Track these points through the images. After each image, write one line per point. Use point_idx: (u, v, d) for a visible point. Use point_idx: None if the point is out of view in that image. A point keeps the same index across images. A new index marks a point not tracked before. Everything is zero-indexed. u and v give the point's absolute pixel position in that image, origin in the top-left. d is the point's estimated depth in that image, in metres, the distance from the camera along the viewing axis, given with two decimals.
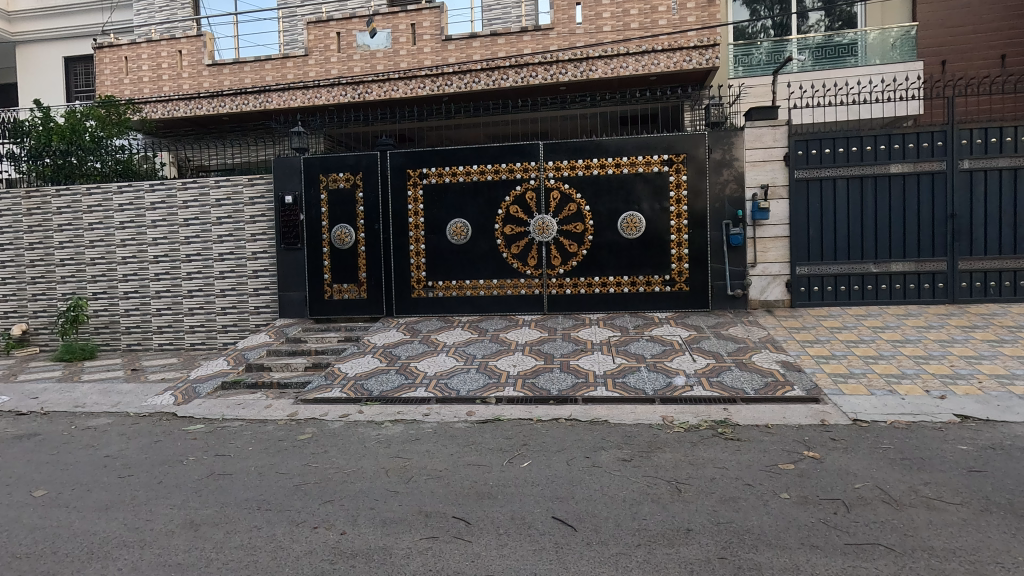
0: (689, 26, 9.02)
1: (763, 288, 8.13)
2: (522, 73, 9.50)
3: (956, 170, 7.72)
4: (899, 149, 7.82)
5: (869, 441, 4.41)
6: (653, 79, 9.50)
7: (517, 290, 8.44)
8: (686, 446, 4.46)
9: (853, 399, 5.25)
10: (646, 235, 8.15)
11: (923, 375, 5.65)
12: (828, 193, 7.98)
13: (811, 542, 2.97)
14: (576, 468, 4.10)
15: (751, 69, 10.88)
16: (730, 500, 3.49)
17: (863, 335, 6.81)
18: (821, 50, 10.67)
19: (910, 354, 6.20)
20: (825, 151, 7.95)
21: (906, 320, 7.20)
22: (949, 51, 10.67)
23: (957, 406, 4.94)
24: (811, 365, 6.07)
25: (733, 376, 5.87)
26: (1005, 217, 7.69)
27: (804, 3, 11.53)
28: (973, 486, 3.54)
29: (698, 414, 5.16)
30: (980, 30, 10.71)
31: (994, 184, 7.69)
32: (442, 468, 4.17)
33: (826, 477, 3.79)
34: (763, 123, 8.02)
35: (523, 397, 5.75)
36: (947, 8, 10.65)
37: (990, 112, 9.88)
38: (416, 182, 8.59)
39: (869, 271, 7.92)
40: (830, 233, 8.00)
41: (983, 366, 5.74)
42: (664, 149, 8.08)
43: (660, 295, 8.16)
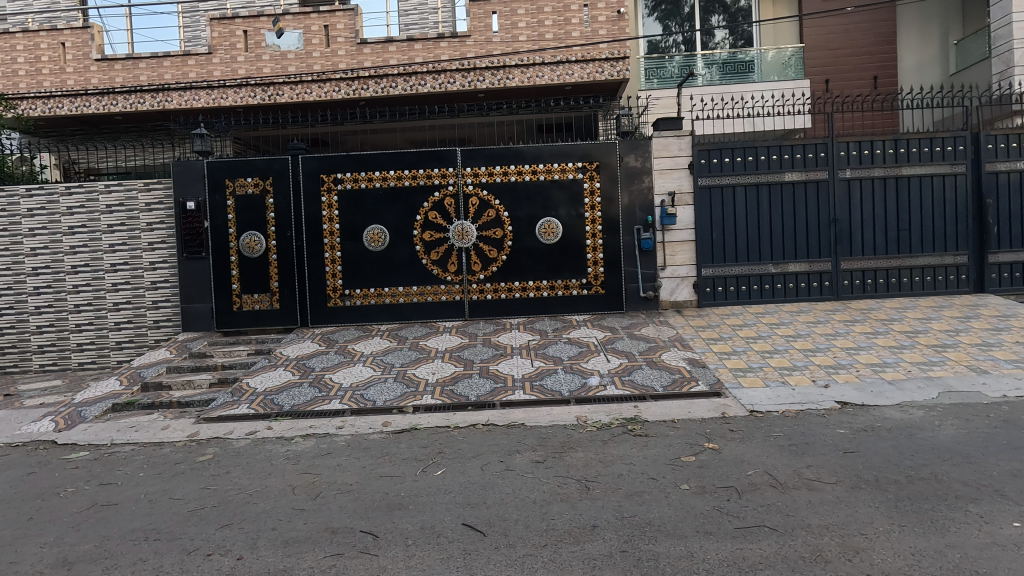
0: (601, 38, 9.32)
1: (673, 290, 8.56)
2: (440, 79, 9.49)
3: (837, 179, 8.50)
4: (788, 159, 8.51)
5: (762, 430, 4.75)
6: (568, 88, 9.76)
7: (437, 296, 8.38)
8: (597, 444, 4.60)
9: (751, 391, 5.63)
10: (564, 240, 8.36)
11: (811, 366, 6.17)
12: (728, 200, 8.54)
13: (705, 529, 3.15)
14: (490, 472, 4.12)
15: (664, 81, 11.45)
16: (635, 494, 3.64)
17: (761, 332, 7.33)
18: (726, 65, 11.37)
19: (801, 348, 6.73)
20: (724, 161, 8.52)
21: (798, 317, 7.82)
22: (832, 72, 11.80)
23: (839, 394, 5.43)
24: (714, 361, 6.46)
25: (644, 375, 6.14)
26: (879, 222, 8.53)
27: (709, 21, 12.29)
28: (848, 466, 3.90)
29: (611, 412, 5.35)
30: (858, 52, 11.87)
31: (868, 192, 8.53)
32: (353, 482, 4.06)
33: (723, 466, 4.03)
34: (669, 134, 8.47)
35: (441, 405, 5.70)
36: (829, 33, 11.79)
37: (866, 126, 11.00)
38: (331, 188, 8.34)
39: (766, 271, 8.55)
40: (731, 237, 8.57)
41: (861, 356, 6.35)
42: (578, 157, 8.34)
43: (578, 299, 8.39)
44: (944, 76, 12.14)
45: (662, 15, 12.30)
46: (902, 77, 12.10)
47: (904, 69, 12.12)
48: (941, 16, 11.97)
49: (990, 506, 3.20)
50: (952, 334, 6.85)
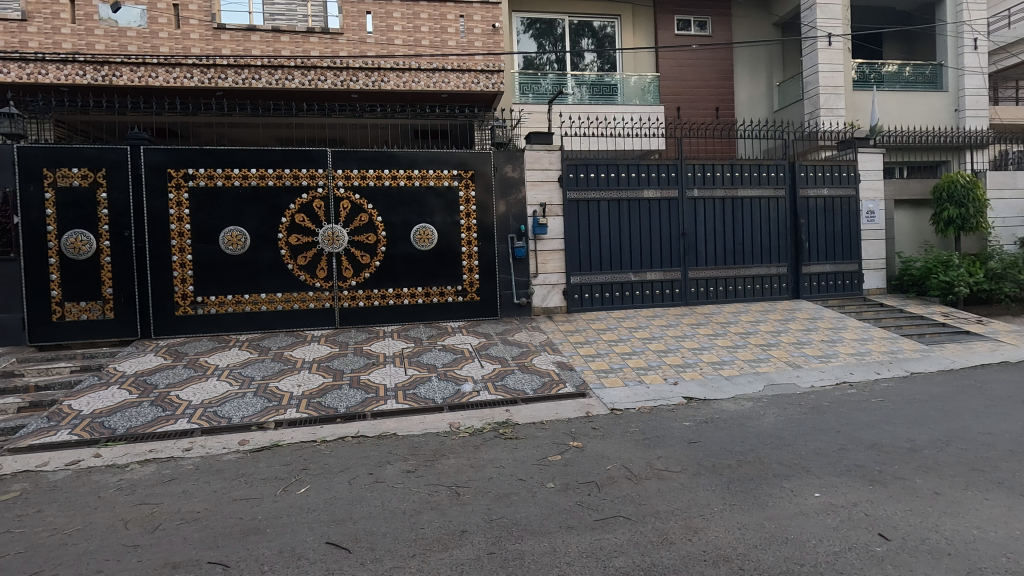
0: (476, 50, 9.49)
1: (544, 297, 8.94)
2: (310, 75, 8.99)
3: (685, 197, 9.48)
4: (645, 177, 9.33)
5: (621, 426, 5.13)
6: (445, 96, 9.66)
7: (304, 304, 7.91)
8: (469, 450, 4.65)
9: (612, 391, 6.06)
10: (439, 247, 8.35)
11: (663, 365, 6.80)
12: (594, 212, 9.14)
13: (568, 523, 3.32)
14: (358, 486, 3.97)
15: (539, 96, 11.99)
16: (503, 496, 3.74)
17: (622, 335, 7.93)
18: (594, 87, 12.18)
19: (655, 349, 7.39)
20: (590, 176, 9.12)
21: (654, 321, 8.58)
22: (682, 100, 13.17)
23: (686, 390, 6.06)
24: (581, 363, 6.86)
25: (515, 379, 6.33)
26: (719, 237, 9.65)
27: (580, 44, 13.07)
28: (691, 455, 4.34)
29: (483, 417, 5.44)
30: (704, 85, 13.36)
31: (710, 209, 9.61)
32: (201, 509, 3.68)
33: (586, 463, 4.29)
34: (540, 148, 8.89)
35: (306, 419, 5.39)
36: (680, 66, 13.17)
37: (709, 151, 12.43)
38: (180, 184, 7.53)
39: (627, 279, 9.27)
40: (596, 247, 9.16)
41: (704, 355, 7.13)
42: (454, 165, 8.41)
43: (453, 306, 8.42)
44: (770, 112, 14.08)
45: (537, 33, 12.92)
46: (739, 110, 13.82)
47: (741, 103, 13.82)
48: (767, 60, 13.90)
49: (798, 480, 3.75)
50: (776, 334, 7.95)
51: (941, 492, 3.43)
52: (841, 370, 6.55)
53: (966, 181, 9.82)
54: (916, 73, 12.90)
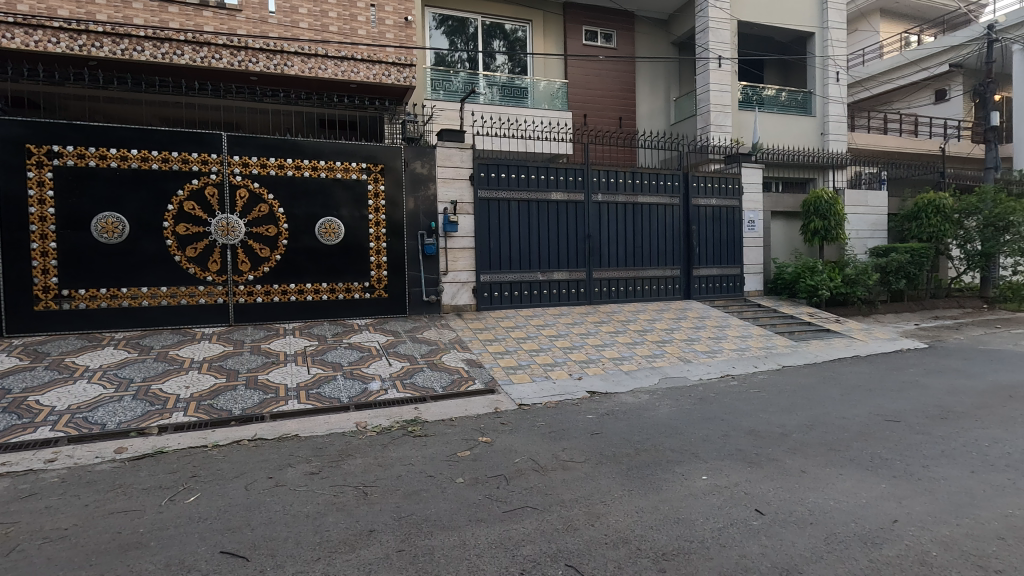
0: (388, 42, 9.26)
1: (454, 294, 8.93)
2: (202, 52, 8.25)
3: (591, 201, 9.91)
4: (553, 180, 9.64)
5: (529, 421, 5.27)
6: (353, 87, 9.33)
7: (194, 299, 7.30)
8: (377, 449, 4.56)
9: (520, 386, 6.21)
10: (346, 242, 8.07)
11: (569, 361, 7.07)
12: (504, 211, 9.30)
13: (477, 516, 3.36)
14: (256, 492, 3.75)
15: (450, 94, 11.95)
16: (412, 493, 3.71)
17: (530, 333, 8.13)
18: (505, 89, 12.38)
19: (561, 346, 7.66)
20: (501, 176, 9.27)
21: (560, 319, 8.88)
22: (588, 108, 13.72)
23: (589, 384, 6.35)
24: (490, 361, 6.95)
25: (424, 376, 6.29)
26: (620, 239, 10.18)
27: (492, 45, 13.20)
28: (594, 445, 4.56)
29: (391, 415, 5.35)
30: (609, 95, 14.01)
31: (613, 213, 10.12)
32: (69, 526, 3.29)
33: (494, 457, 4.36)
34: (452, 145, 8.91)
35: (196, 422, 4.99)
36: (587, 75, 13.73)
37: (612, 158, 13.06)
38: (42, 162, 6.66)
39: (535, 278, 9.51)
40: (506, 247, 9.32)
41: (607, 351, 7.51)
42: (362, 158, 8.19)
43: (360, 303, 8.17)
44: (667, 125, 15.05)
45: (449, 30, 12.85)
46: (640, 121, 14.63)
47: (642, 114, 14.65)
48: (665, 76, 14.86)
49: (689, 465, 4.07)
50: (670, 332, 8.54)
51: (806, 469, 3.88)
52: (726, 364, 7.19)
53: (829, 197, 11.11)
54: (790, 99, 14.42)
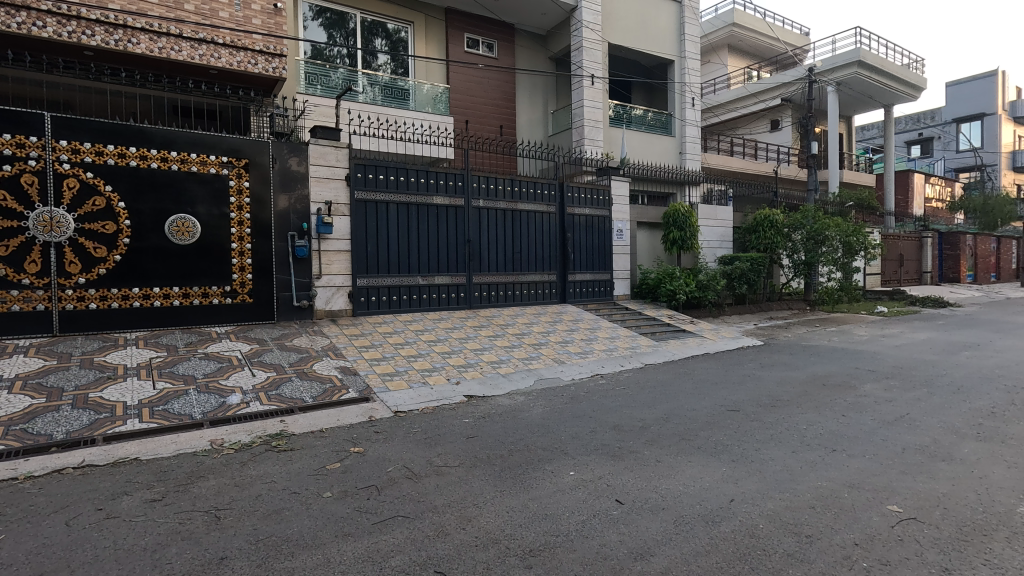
0: (254, 27, 8.64)
1: (327, 299, 8.50)
2: (20, 17, 6.99)
3: (471, 206, 10.00)
4: (433, 184, 9.60)
5: (404, 428, 5.17)
6: (213, 73, 8.53)
7: (6, 306, 6.20)
8: (234, 467, 4.19)
9: (396, 393, 6.07)
10: (202, 242, 7.35)
11: (447, 366, 7.06)
12: (382, 214, 9.07)
13: (344, 531, 3.22)
14: (80, 527, 3.26)
15: (328, 89, 11.42)
16: (273, 513, 3.46)
17: (408, 338, 7.99)
18: (387, 89, 12.10)
19: (440, 351, 7.62)
20: (379, 177, 9.03)
21: (439, 323, 8.84)
22: (470, 114, 13.87)
23: (467, 388, 6.39)
24: (365, 368, 6.71)
25: (292, 387, 5.89)
26: (499, 245, 10.39)
27: (373, 43, 12.91)
28: (468, 449, 4.58)
29: (252, 430, 4.94)
30: (490, 103, 14.28)
31: (493, 219, 10.31)
32: None
33: (366, 467, 4.21)
34: (326, 143, 8.51)
35: (3, 452, 4.22)
36: (469, 82, 13.89)
37: (493, 165, 13.34)
38: None
39: (414, 283, 9.36)
40: (383, 250, 9.09)
41: (485, 355, 7.61)
42: (223, 151, 7.54)
43: (219, 309, 7.49)
44: (545, 136, 15.63)
45: (326, 23, 12.30)
46: (519, 130, 15.07)
47: (521, 124, 15.10)
48: (543, 89, 15.50)
49: (558, 462, 4.25)
50: (546, 335, 8.88)
51: (661, 459, 4.23)
52: (596, 364, 7.63)
53: (685, 210, 12.28)
54: (654, 119, 15.72)
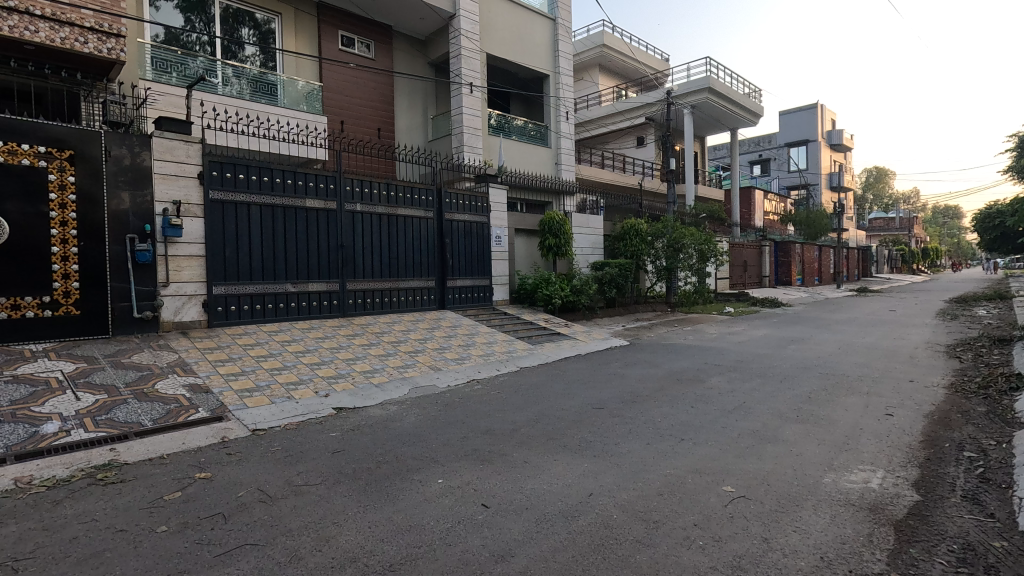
0: (83, 2, 7.56)
1: (177, 310, 7.68)
2: None
3: (343, 209, 9.58)
4: (302, 186, 9.05)
5: (262, 447, 4.78)
6: (29, 49, 7.28)
7: None
8: (45, 508, 3.58)
9: (255, 410, 5.60)
10: (12, 244, 6.26)
11: (314, 379, 6.65)
12: (243, 216, 8.39)
13: (178, 569, 2.88)
14: None
15: (184, 78, 10.37)
16: (91, 557, 3.00)
17: (272, 350, 7.44)
18: (254, 83, 11.24)
19: (308, 362, 7.19)
20: (238, 177, 8.33)
21: (308, 333, 8.34)
22: (346, 114, 13.39)
23: (335, 401, 6.07)
24: (219, 384, 6.11)
25: (128, 410, 5.19)
26: (374, 251, 10.07)
27: (240, 32, 11.97)
28: (333, 465, 4.35)
29: (72, 463, 4.27)
30: (367, 105, 13.87)
31: (368, 224, 9.97)
32: None
33: (213, 494, 3.82)
34: (174, 137, 7.70)
35: None
36: (344, 82, 13.40)
37: (370, 168, 12.98)
38: None
39: (280, 290, 8.74)
40: (244, 255, 8.39)
41: (357, 365, 7.31)
42: (40, 139, 6.50)
43: (36, 323, 6.42)
44: (425, 141, 15.49)
45: (183, 5, 11.19)
46: (398, 135, 14.81)
47: (400, 128, 14.85)
48: (423, 95, 15.38)
49: (427, 471, 4.18)
50: (423, 341, 8.75)
51: (528, 459, 4.33)
52: (472, 369, 7.65)
53: (560, 219, 12.82)
54: (532, 129, 16.25)
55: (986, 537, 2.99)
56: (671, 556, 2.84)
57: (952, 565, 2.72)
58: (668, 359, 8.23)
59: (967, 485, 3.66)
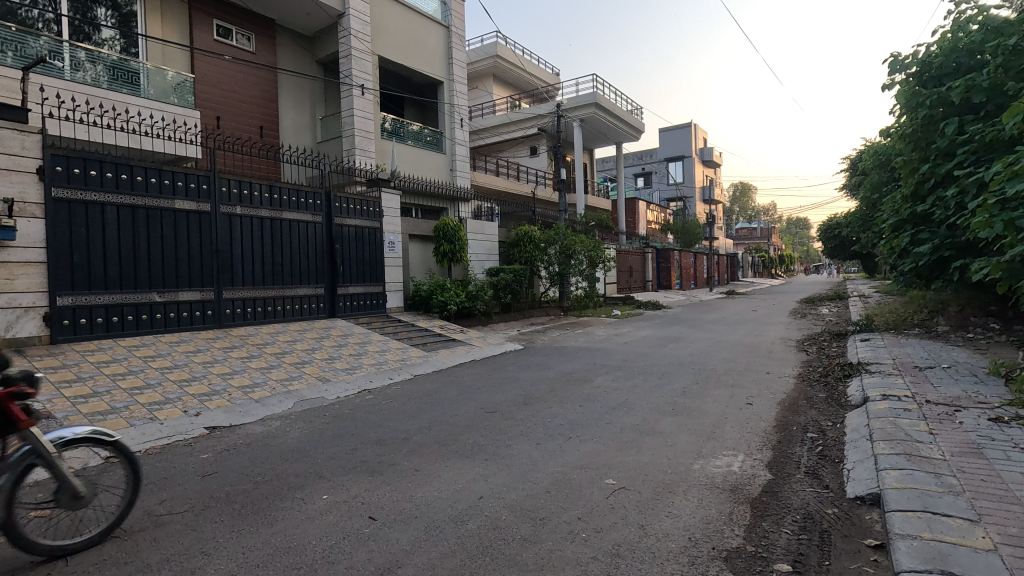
0: None
1: (10, 324, 6.65)
2: None
3: (218, 212, 8.85)
4: (168, 185, 8.26)
5: None
6: None
7: None
8: None
9: (109, 435, 4.97)
10: None
11: (183, 397, 6.05)
12: (96, 218, 7.46)
13: None
14: None
15: (21, 59, 8.97)
16: None
17: (132, 367, 6.68)
18: (113, 70, 10.09)
19: (175, 379, 6.52)
20: (90, 173, 7.42)
21: (177, 347, 7.59)
22: (222, 110, 12.48)
23: (208, 420, 5.56)
24: (64, 409, 5.35)
25: None
26: (255, 256, 9.39)
27: (95, 12, 10.69)
28: (203, 489, 3.98)
29: None
30: (247, 101, 13.01)
31: (247, 228, 9.28)
32: None
33: None
34: (6, 125, 6.66)
35: None
36: (220, 75, 12.49)
37: (251, 169, 12.16)
38: None
39: (142, 300, 7.86)
40: (98, 261, 7.47)
41: (234, 380, 6.75)
42: None
43: None
44: (313, 142, 14.79)
45: None
46: (283, 134, 14.03)
47: (285, 127, 14.08)
48: (311, 94, 14.70)
49: (311, 488, 3.96)
50: (310, 352, 8.30)
51: (419, 468, 4.26)
52: (363, 379, 7.38)
53: (454, 225, 12.81)
54: (426, 135, 16.13)
55: (822, 506, 3.42)
56: (556, 550, 2.94)
57: (795, 533, 3.08)
58: (543, 372, 7.74)
59: (809, 462, 4.18)
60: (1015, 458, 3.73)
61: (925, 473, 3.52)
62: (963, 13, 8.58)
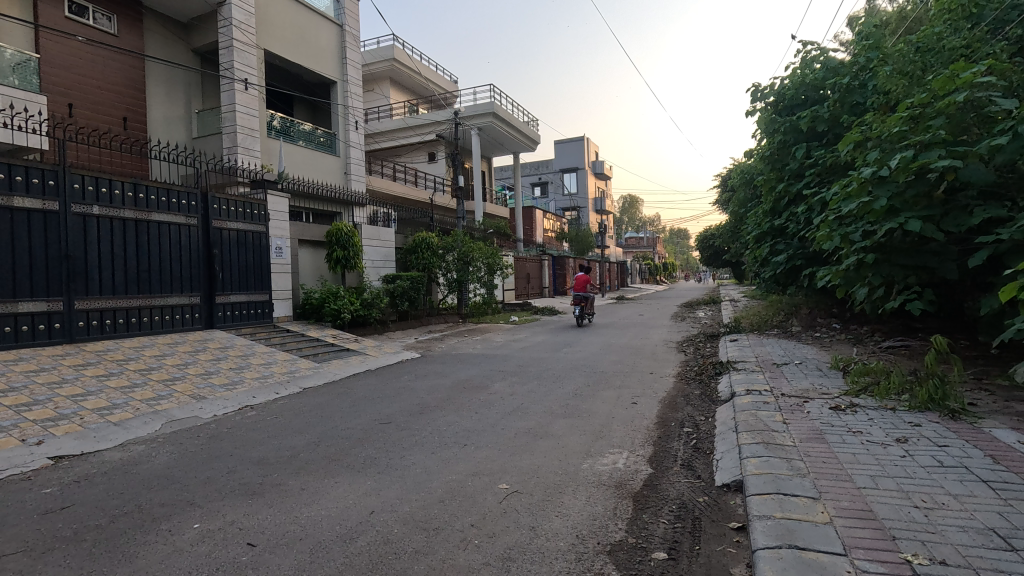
0: None
1: None
2: None
3: (68, 212, 7.82)
4: (5, 180, 7.17)
5: None
6: None
7: None
8: None
9: None
10: None
11: (21, 424, 5.24)
12: None
13: None
14: None
15: None
16: None
17: None
18: None
19: (11, 404, 5.64)
20: None
21: (13, 366, 6.57)
22: (75, 96, 11.09)
23: (53, 449, 4.86)
24: None
25: None
26: (115, 262, 8.41)
27: None
28: (45, 529, 3.47)
29: None
30: (105, 87, 11.67)
31: (105, 230, 8.30)
32: None
33: None
34: None
35: None
36: (72, 57, 11.10)
37: (110, 164, 10.90)
38: None
39: None
40: None
41: (87, 402, 5.97)
42: None
43: None
44: (188, 138, 13.57)
45: None
46: (151, 127, 12.73)
47: (154, 120, 12.79)
48: (185, 85, 13.50)
49: (180, 517, 3.61)
50: (182, 368, 7.56)
51: (305, 486, 4.04)
52: (244, 395, 6.85)
53: (348, 231, 12.37)
54: (317, 136, 15.42)
55: (695, 495, 3.73)
56: (448, 559, 2.92)
57: (671, 522, 3.33)
58: (457, 371, 8.36)
59: (684, 455, 4.54)
60: (848, 440, 4.32)
61: (779, 459, 3.96)
62: (809, 52, 9.86)
